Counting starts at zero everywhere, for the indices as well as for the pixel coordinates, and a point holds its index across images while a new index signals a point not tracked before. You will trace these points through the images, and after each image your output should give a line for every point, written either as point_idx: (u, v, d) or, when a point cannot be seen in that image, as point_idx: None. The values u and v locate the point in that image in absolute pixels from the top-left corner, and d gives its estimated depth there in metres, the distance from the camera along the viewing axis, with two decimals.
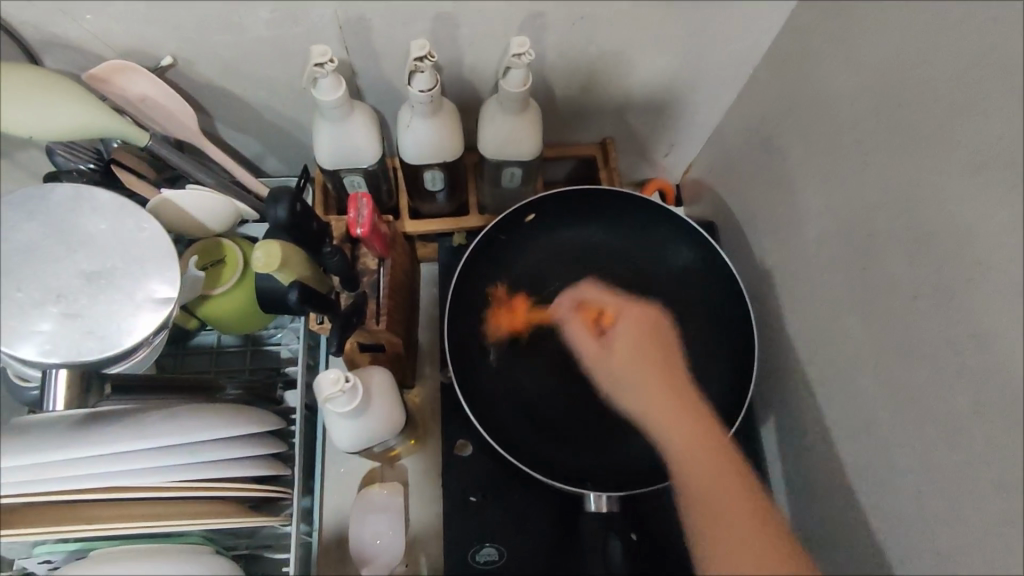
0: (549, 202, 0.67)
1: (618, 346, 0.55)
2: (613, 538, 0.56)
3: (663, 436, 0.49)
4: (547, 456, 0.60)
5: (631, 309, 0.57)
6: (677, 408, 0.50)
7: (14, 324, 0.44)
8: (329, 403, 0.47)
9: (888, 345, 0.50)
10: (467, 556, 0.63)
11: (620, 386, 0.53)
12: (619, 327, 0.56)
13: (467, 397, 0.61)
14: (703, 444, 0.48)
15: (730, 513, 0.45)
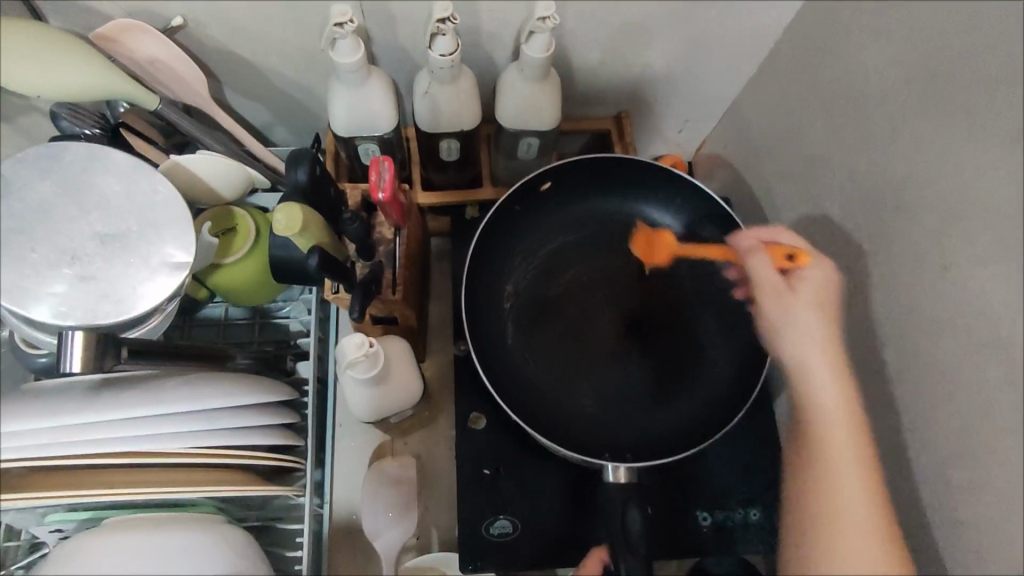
0: (564, 170, 0.66)
1: (807, 291, 0.51)
2: (633, 508, 0.52)
3: (828, 378, 0.49)
4: (562, 427, 0.60)
5: (824, 263, 0.52)
6: (831, 345, 0.50)
7: (26, 285, 0.43)
8: (351, 367, 0.46)
9: (917, 317, 0.50)
10: (481, 528, 0.63)
11: (795, 323, 0.51)
12: (811, 270, 0.52)
13: (485, 368, 0.61)
14: (843, 378, 0.49)
15: (852, 425, 0.47)
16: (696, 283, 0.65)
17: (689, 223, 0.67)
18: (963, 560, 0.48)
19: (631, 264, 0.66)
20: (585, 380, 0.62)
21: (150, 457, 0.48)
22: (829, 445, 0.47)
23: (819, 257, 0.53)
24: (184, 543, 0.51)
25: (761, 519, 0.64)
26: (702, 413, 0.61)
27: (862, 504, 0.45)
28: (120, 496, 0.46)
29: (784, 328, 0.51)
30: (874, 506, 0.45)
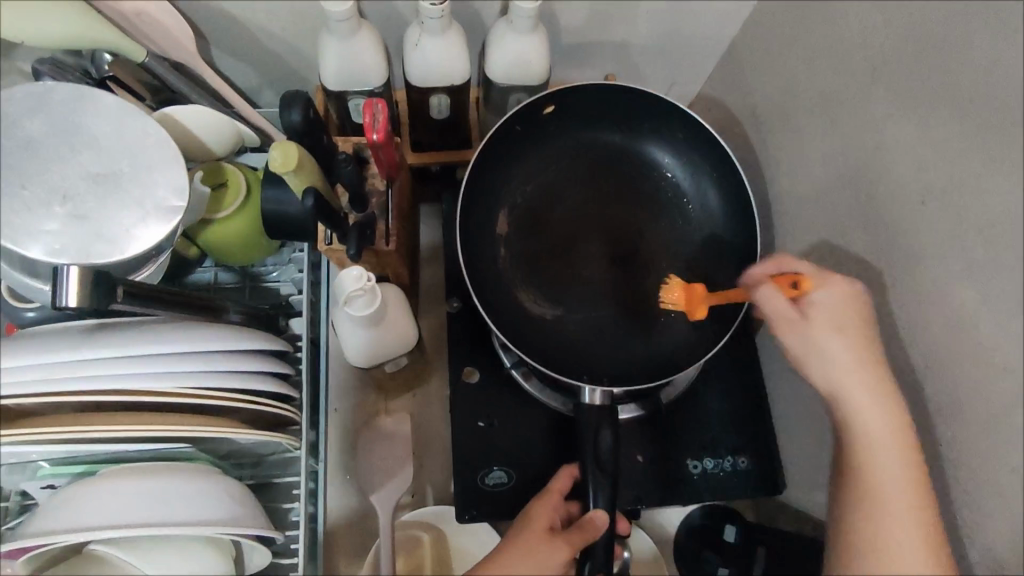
0: (570, 96, 0.67)
1: (827, 317, 0.50)
2: (605, 428, 0.55)
3: (867, 403, 0.48)
4: (546, 347, 0.63)
5: (836, 285, 0.51)
6: (873, 366, 0.49)
7: (19, 222, 0.43)
8: (349, 303, 0.46)
9: (900, 251, 0.52)
10: (477, 479, 0.64)
11: (821, 355, 0.50)
12: (827, 295, 0.51)
13: (476, 288, 0.63)
14: (892, 404, 0.48)
15: (902, 445, 0.46)
16: (687, 219, 0.68)
17: (689, 163, 0.69)
18: (942, 484, 0.50)
19: (628, 196, 0.68)
20: (574, 308, 0.64)
21: (140, 396, 0.47)
22: (865, 469, 0.47)
23: (827, 276, 0.51)
24: (181, 489, 0.51)
25: (750, 466, 0.66)
26: (684, 343, 0.64)
27: (911, 517, 0.45)
28: (115, 432, 0.47)
29: (813, 358, 0.51)
30: (914, 501, 0.45)
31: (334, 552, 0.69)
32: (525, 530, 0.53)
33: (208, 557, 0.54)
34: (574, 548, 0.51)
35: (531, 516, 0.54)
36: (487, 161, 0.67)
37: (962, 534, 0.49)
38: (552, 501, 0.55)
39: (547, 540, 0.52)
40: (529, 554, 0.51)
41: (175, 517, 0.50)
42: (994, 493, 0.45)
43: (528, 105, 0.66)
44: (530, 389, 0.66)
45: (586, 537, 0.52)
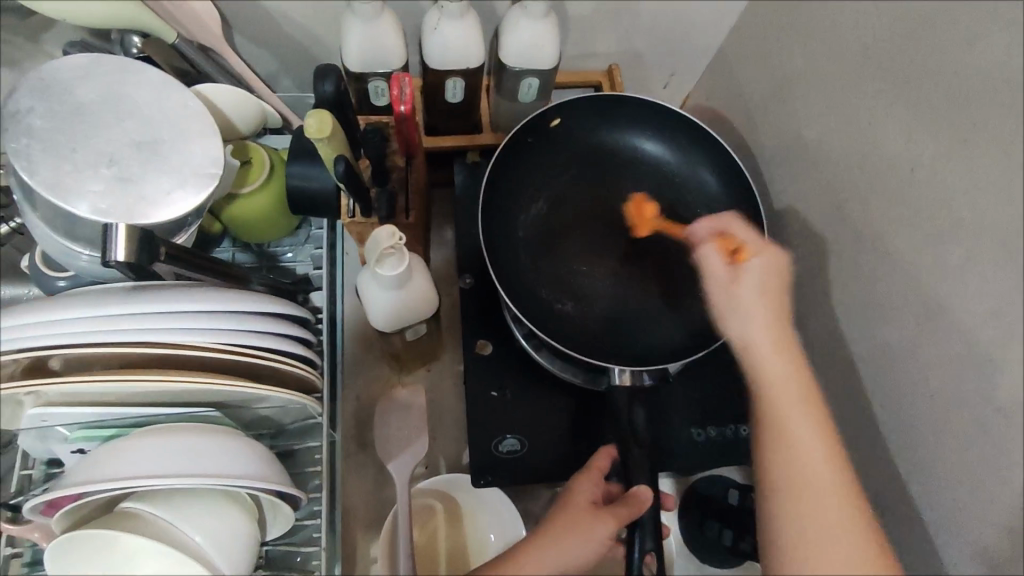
0: (573, 104, 0.72)
1: (758, 281, 0.51)
2: (637, 405, 0.59)
3: (774, 365, 0.49)
4: (570, 335, 0.66)
5: (767, 255, 0.52)
6: (781, 328, 0.50)
7: (67, 182, 0.45)
8: (381, 262, 0.49)
9: (892, 219, 0.56)
10: (492, 446, 0.66)
11: (743, 317, 0.50)
12: (759, 259, 0.52)
13: (502, 280, 0.66)
14: (795, 364, 0.49)
15: (814, 413, 0.48)
16: (694, 208, 0.71)
17: (690, 156, 0.72)
18: (935, 434, 0.53)
19: (633, 191, 0.72)
20: (594, 296, 0.68)
21: (182, 350, 0.50)
22: (781, 437, 0.47)
23: (763, 247, 0.52)
24: (212, 446, 0.54)
25: (751, 434, 0.69)
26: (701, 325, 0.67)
27: (829, 493, 0.45)
28: (159, 383, 0.49)
29: (730, 321, 0.51)
30: (837, 474, 0.46)
31: (349, 520, 0.71)
32: (569, 507, 0.53)
33: (235, 513, 0.56)
34: (617, 526, 0.51)
35: (575, 493, 0.54)
36: (505, 160, 0.70)
37: (953, 481, 0.52)
38: (595, 478, 0.55)
39: (591, 517, 0.52)
40: (574, 532, 0.51)
41: (209, 469, 0.52)
42: (981, 437, 0.49)
43: (538, 115, 0.70)
44: (541, 361, 0.68)
45: (629, 515, 0.52)
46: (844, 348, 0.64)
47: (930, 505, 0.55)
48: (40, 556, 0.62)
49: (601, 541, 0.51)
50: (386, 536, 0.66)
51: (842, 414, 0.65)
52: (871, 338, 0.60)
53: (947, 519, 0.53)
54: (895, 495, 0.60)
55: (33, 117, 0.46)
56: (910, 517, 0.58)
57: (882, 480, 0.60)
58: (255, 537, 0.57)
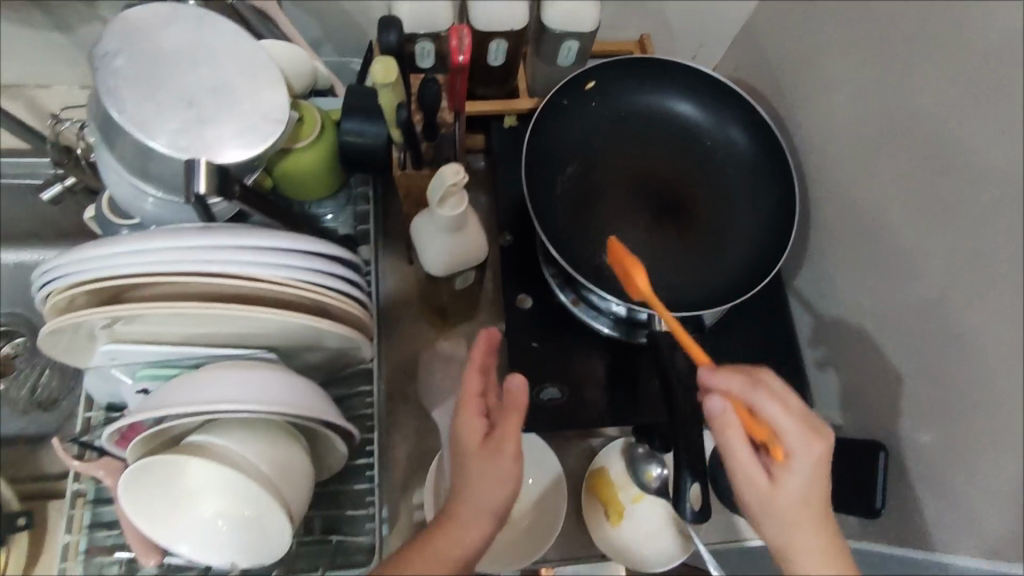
0: (605, 67, 0.73)
1: (802, 486, 0.49)
2: (679, 348, 0.62)
3: (816, 568, 0.48)
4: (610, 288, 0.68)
5: (814, 450, 0.49)
6: (822, 527, 0.49)
7: (149, 120, 0.48)
8: (443, 205, 0.51)
9: (922, 169, 0.58)
10: (533, 394, 0.69)
11: (780, 514, 0.49)
12: (800, 458, 0.49)
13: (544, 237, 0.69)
14: (836, 566, 0.48)
15: None
16: (726, 167, 0.73)
17: (720, 116, 0.74)
18: (954, 374, 0.55)
19: (664, 150, 0.74)
20: (632, 250, 0.70)
21: (259, 282, 0.51)
22: None
23: (806, 441, 0.49)
24: (280, 379, 0.56)
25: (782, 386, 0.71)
26: (739, 279, 0.69)
27: None
28: (240, 313, 0.50)
29: (767, 516, 0.49)
30: None
31: (389, 469, 0.73)
32: (466, 457, 0.53)
33: (294, 449, 0.60)
34: (516, 452, 0.51)
35: (462, 436, 0.54)
36: (544, 121, 0.72)
37: (970, 420, 0.53)
38: (472, 408, 0.54)
39: (490, 456, 0.51)
40: (481, 481, 0.51)
41: (279, 401, 0.55)
42: (997, 374, 0.50)
43: (573, 78, 0.72)
44: (580, 314, 0.71)
45: (517, 430, 0.52)
46: (868, 301, 0.66)
47: (943, 447, 0.57)
48: (102, 494, 0.64)
49: (509, 470, 0.51)
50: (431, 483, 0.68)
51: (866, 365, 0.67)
52: (891, 289, 0.62)
53: (961, 458, 0.55)
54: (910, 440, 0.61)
55: (117, 60, 0.49)
56: (924, 460, 0.59)
57: (898, 428, 0.62)
58: (310, 468, 0.61)
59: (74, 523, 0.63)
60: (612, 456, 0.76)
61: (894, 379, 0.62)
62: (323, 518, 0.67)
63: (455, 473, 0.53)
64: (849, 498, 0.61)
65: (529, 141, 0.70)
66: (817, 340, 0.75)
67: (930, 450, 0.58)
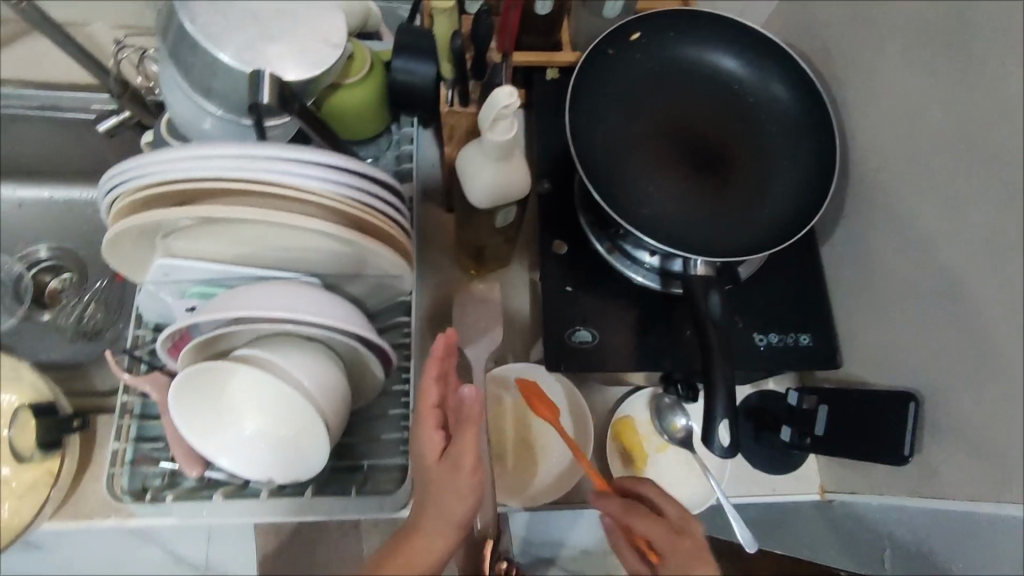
0: (651, 19, 0.74)
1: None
2: (714, 291, 0.63)
3: None
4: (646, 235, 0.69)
5: (677, 555, 0.56)
6: None
7: (217, 33, 0.50)
8: (493, 127, 0.53)
9: (970, 120, 0.57)
10: (566, 336, 0.70)
11: None
12: (669, 562, 0.56)
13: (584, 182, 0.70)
14: None
15: None
16: (767, 121, 0.74)
17: (764, 71, 0.75)
18: (992, 325, 0.54)
19: (706, 103, 0.74)
20: (669, 199, 0.70)
21: (313, 197, 0.52)
22: None
23: (673, 549, 0.56)
24: (324, 299, 0.58)
25: (812, 342, 0.72)
26: (777, 230, 0.69)
27: None
28: (294, 223, 0.52)
29: None
30: None
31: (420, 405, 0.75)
32: (429, 469, 0.54)
33: (333, 371, 0.62)
34: (472, 470, 0.51)
35: (423, 448, 0.55)
36: (588, 69, 0.72)
37: (1004, 370, 0.53)
38: (430, 422, 0.55)
39: (449, 470, 0.53)
40: (443, 494, 0.53)
41: (323, 317, 0.57)
42: None
43: (619, 26, 0.73)
44: (615, 263, 0.72)
45: (473, 443, 0.52)
46: (905, 258, 0.66)
47: (974, 399, 0.56)
48: (147, 410, 0.68)
49: (470, 486, 0.53)
50: None
51: (898, 323, 0.67)
52: (931, 243, 0.62)
53: (992, 408, 0.54)
54: (940, 394, 0.60)
55: None
56: (954, 414, 0.59)
57: (927, 383, 0.62)
58: (347, 392, 0.63)
59: (122, 433, 0.66)
60: (637, 405, 0.77)
61: (929, 333, 0.62)
62: (354, 443, 0.70)
63: (423, 481, 0.55)
64: (882, 449, 0.63)
65: (573, 86, 0.71)
66: (849, 300, 0.75)
67: (960, 403, 0.58)
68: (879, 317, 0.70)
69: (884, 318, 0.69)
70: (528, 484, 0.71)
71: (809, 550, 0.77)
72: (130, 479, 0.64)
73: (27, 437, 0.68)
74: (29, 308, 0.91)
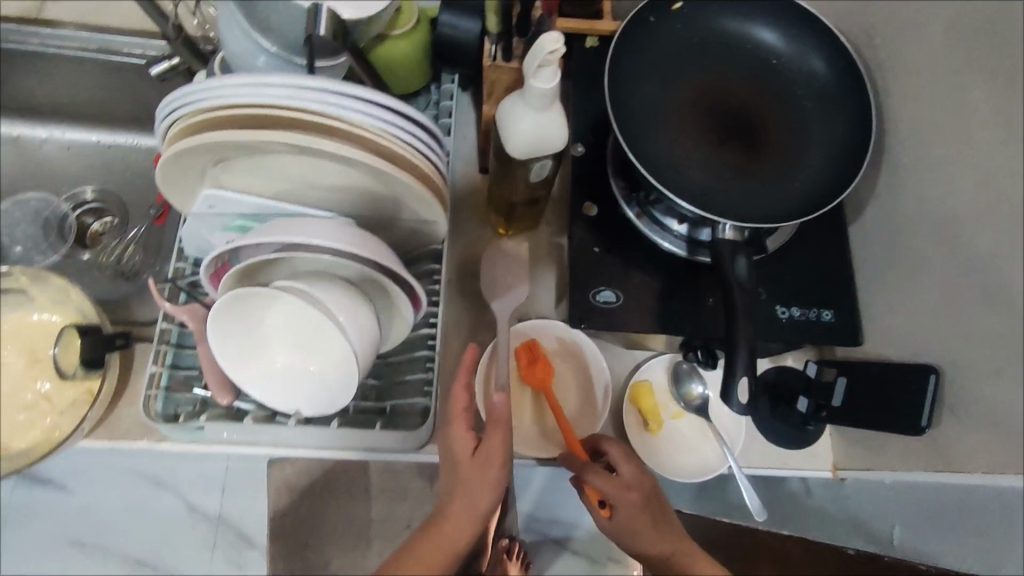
0: None
1: (623, 526, 0.62)
2: (740, 255, 0.64)
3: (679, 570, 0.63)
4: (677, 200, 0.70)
5: (626, 506, 0.62)
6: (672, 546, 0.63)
7: None
8: (535, 76, 0.55)
9: (1006, 94, 0.57)
10: (591, 295, 0.72)
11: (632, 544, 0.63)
12: (618, 513, 0.62)
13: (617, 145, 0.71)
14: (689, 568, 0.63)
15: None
16: (803, 95, 0.74)
17: (802, 43, 0.75)
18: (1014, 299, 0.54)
19: (743, 75, 0.75)
20: (702, 166, 0.71)
21: (358, 130, 0.54)
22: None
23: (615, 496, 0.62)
24: (362, 235, 0.60)
25: (834, 318, 0.72)
26: (807, 201, 0.70)
27: None
28: (340, 154, 0.53)
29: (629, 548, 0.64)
30: None
31: (444, 356, 0.77)
32: (460, 464, 0.60)
33: (364, 309, 0.63)
34: (502, 463, 0.58)
35: (454, 447, 0.61)
36: (628, 34, 0.74)
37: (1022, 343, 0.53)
38: (461, 424, 0.62)
39: (481, 464, 0.59)
40: (472, 487, 0.59)
41: (361, 250, 0.58)
42: None
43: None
44: (643, 228, 0.73)
45: (504, 442, 0.60)
46: (929, 237, 0.66)
47: (991, 373, 0.56)
48: (183, 339, 0.70)
49: (498, 480, 0.59)
50: (485, 368, 0.73)
51: (919, 301, 0.67)
52: (956, 219, 0.62)
53: (1007, 382, 0.54)
54: (957, 370, 0.60)
55: None
56: (970, 390, 0.58)
57: (945, 359, 0.62)
58: (376, 332, 0.65)
59: (159, 358, 0.67)
60: (655, 370, 0.79)
61: (949, 309, 0.62)
62: (379, 385, 0.72)
63: (450, 477, 0.61)
64: (900, 416, 0.64)
65: (614, 49, 0.72)
66: (874, 279, 0.75)
67: (976, 379, 0.58)
68: (901, 295, 0.70)
69: (906, 296, 0.69)
70: (546, 437, 0.73)
71: (814, 529, 0.77)
72: (164, 404, 0.67)
73: (71, 357, 0.70)
74: (71, 246, 0.95)
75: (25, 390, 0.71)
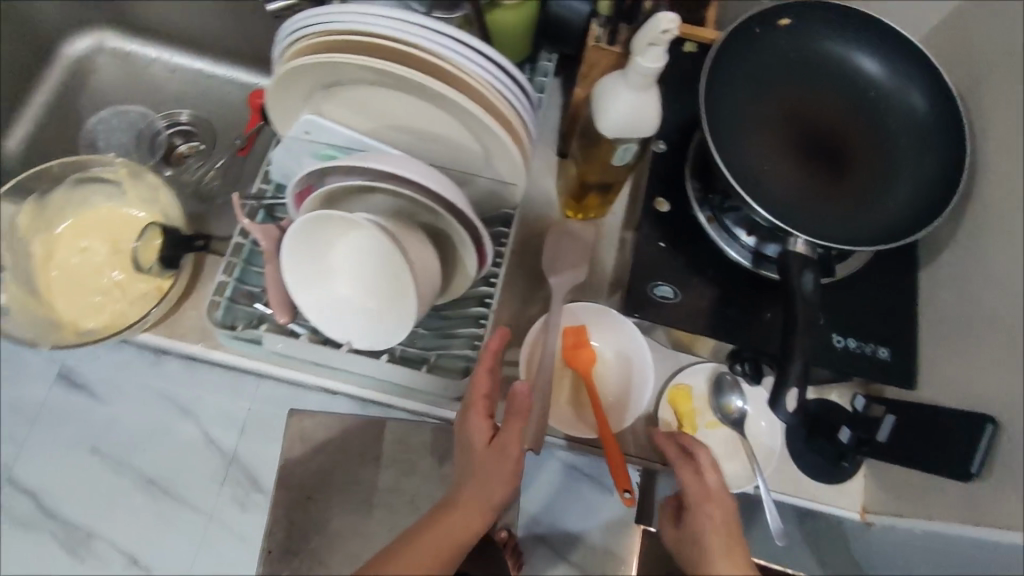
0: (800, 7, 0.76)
1: (689, 532, 0.60)
2: (808, 270, 0.63)
3: None
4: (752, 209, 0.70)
5: (701, 509, 0.60)
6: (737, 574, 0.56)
7: None
8: (642, 53, 0.56)
9: None
10: (649, 287, 0.72)
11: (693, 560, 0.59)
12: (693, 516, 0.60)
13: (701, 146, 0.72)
14: None
15: None
16: (896, 127, 0.74)
17: (904, 77, 0.75)
18: None
19: (837, 98, 0.75)
20: (784, 180, 0.71)
21: (463, 74, 0.56)
22: None
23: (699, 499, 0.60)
24: (445, 180, 0.62)
25: (889, 356, 0.71)
26: (885, 231, 0.69)
27: None
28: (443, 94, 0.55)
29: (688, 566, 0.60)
30: None
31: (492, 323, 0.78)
32: (477, 453, 0.60)
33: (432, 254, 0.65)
34: (517, 452, 0.58)
35: (472, 434, 0.61)
36: (730, 41, 0.75)
37: None
38: (480, 410, 0.61)
39: (496, 453, 0.58)
40: (488, 476, 0.58)
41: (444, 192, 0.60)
42: None
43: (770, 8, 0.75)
44: (712, 233, 0.72)
45: (521, 434, 0.59)
46: (1003, 286, 0.64)
47: None
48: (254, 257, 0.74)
49: (513, 472, 0.58)
50: (530, 344, 0.73)
51: (983, 351, 0.65)
52: None
53: None
54: (1012, 423, 0.58)
55: None
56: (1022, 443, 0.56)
57: (1001, 410, 0.60)
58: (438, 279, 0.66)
59: (228, 269, 0.71)
60: (698, 377, 0.78)
61: (1013, 361, 0.60)
62: (426, 336, 0.74)
63: (465, 465, 0.61)
64: (947, 462, 0.63)
65: (715, 52, 0.73)
66: (937, 325, 0.73)
67: None
68: (964, 343, 0.68)
69: (969, 344, 0.67)
70: (580, 420, 0.73)
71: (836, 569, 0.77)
72: (225, 312, 0.70)
73: (149, 254, 0.74)
74: (157, 161, 0.99)
75: (101, 276, 0.75)
